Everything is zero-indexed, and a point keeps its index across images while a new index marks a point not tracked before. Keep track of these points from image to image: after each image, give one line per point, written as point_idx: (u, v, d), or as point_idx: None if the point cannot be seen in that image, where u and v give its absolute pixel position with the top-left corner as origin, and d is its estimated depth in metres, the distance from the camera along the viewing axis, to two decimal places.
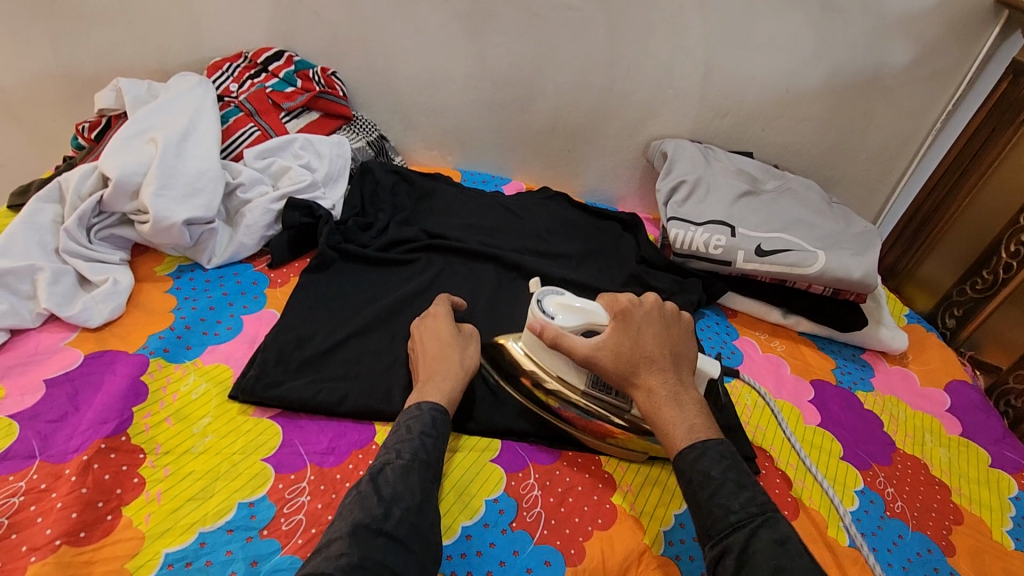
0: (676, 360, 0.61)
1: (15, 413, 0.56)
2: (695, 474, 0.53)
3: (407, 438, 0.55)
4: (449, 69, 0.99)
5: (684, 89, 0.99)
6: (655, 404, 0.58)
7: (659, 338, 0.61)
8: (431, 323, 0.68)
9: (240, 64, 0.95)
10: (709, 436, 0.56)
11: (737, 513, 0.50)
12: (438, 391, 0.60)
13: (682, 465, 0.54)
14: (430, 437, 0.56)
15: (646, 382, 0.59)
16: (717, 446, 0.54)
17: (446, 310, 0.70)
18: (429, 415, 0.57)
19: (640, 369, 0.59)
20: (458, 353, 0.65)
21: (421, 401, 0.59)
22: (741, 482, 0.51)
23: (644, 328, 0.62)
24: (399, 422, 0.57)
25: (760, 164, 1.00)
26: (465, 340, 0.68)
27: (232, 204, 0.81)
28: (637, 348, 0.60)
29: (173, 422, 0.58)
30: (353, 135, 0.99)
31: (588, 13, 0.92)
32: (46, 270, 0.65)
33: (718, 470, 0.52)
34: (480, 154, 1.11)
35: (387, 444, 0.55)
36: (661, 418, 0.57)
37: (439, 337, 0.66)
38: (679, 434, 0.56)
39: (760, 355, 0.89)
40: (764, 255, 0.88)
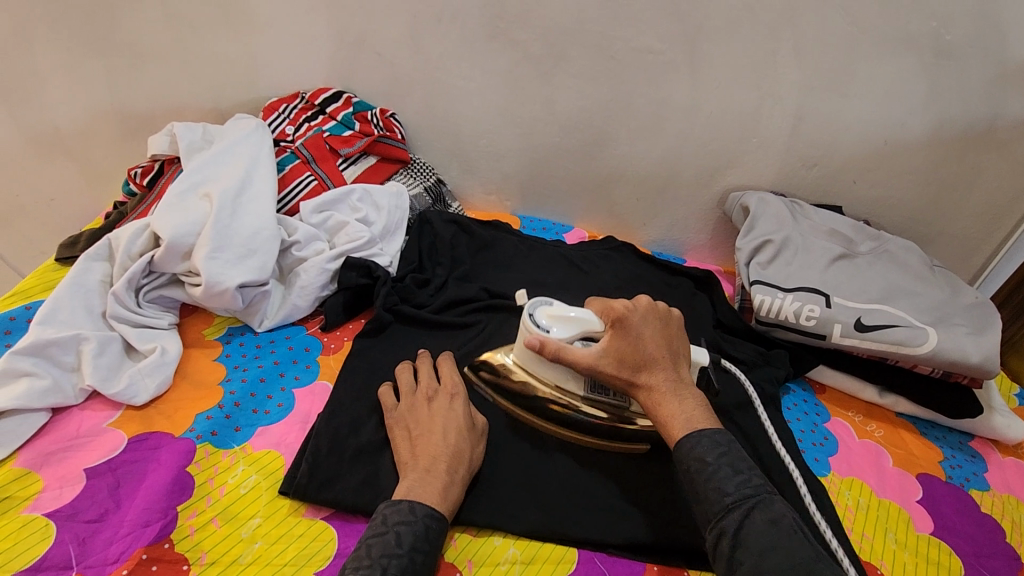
0: (674, 357, 0.60)
1: (53, 511, 0.51)
2: (692, 460, 0.53)
3: (394, 555, 0.47)
4: (513, 112, 0.93)
5: (769, 138, 0.90)
6: (655, 398, 0.58)
7: (657, 338, 0.60)
8: (446, 403, 0.61)
9: (296, 105, 0.91)
10: (707, 425, 0.56)
11: (731, 495, 0.50)
12: (439, 491, 0.53)
13: (680, 455, 0.54)
14: (421, 552, 0.48)
15: (646, 380, 0.59)
16: (712, 434, 0.54)
17: (462, 392, 0.62)
18: (422, 523, 0.50)
19: (642, 370, 0.59)
20: (468, 449, 0.57)
21: (415, 500, 0.51)
22: (736, 467, 0.52)
23: (643, 332, 0.60)
24: (386, 523, 0.49)
25: (853, 222, 0.91)
26: (475, 433, 0.60)
27: (287, 261, 0.76)
28: (636, 350, 0.59)
29: (219, 523, 0.52)
30: (410, 180, 0.94)
31: (670, 57, 0.84)
32: (92, 339, 0.61)
33: (713, 457, 0.52)
34: (539, 199, 1.04)
35: (369, 553, 0.47)
36: (661, 413, 0.57)
37: (456, 424, 0.58)
38: (679, 426, 0.56)
39: (856, 442, 0.79)
40: (865, 330, 0.79)
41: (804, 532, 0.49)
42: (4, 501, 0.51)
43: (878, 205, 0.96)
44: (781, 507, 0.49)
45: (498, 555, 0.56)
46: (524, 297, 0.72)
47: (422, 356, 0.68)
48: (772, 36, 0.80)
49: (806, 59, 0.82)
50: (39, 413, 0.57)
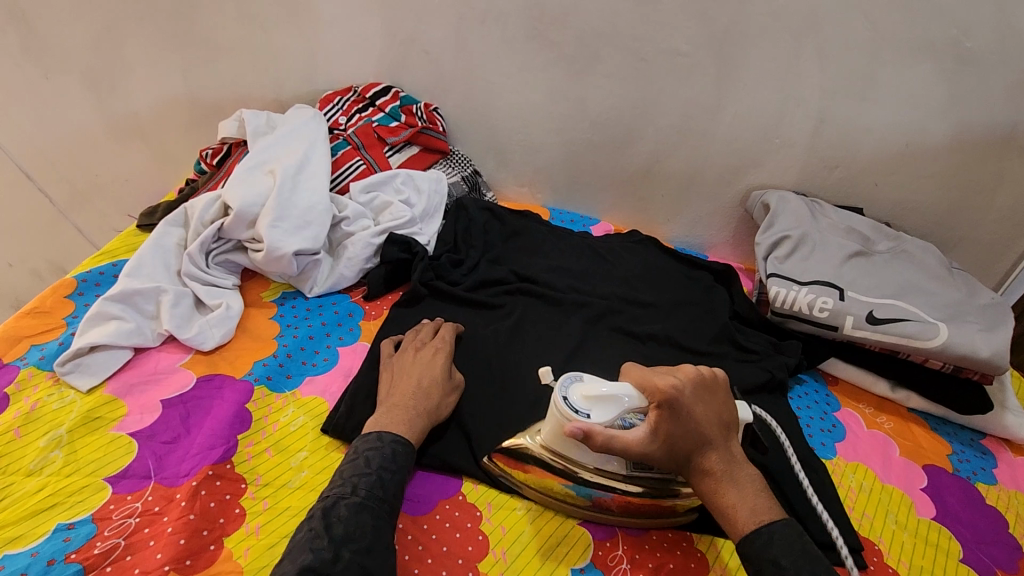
0: (726, 431, 0.55)
1: (135, 431, 0.59)
2: (765, 562, 0.49)
3: (363, 473, 0.53)
4: (548, 109, 0.99)
5: (792, 139, 0.94)
6: (713, 488, 0.54)
7: (709, 416, 0.55)
8: (430, 356, 0.67)
9: (349, 98, 1.00)
10: (774, 516, 0.52)
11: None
12: (403, 422, 0.60)
13: (749, 553, 0.50)
14: (388, 470, 0.54)
15: (701, 463, 0.54)
16: (783, 528, 0.51)
17: (447, 349, 0.69)
18: (389, 447, 0.56)
19: (694, 455, 0.54)
20: (438, 394, 0.64)
21: (384, 430, 0.58)
22: (814, 570, 0.48)
23: (693, 410, 0.54)
24: (357, 450, 0.56)
25: (871, 222, 0.93)
26: (449, 386, 0.66)
27: (336, 236, 0.84)
28: (688, 434, 0.54)
29: (272, 453, 0.60)
30: (449, 169, 1.01)
31: (697, 59, 0.89)
32: (169, 292, 0.69)
33: (788, 559, 0.48)
34: (569, 192, 1.10)
35: (342, 475, 0.54)
36: (720, 500, 0.53)
37: (432, 376, 0.65)
38: (742, 518, 0.52)
39: (864, 431, 0.82)
40: (876, 323, 0.82)
41: None
42: (96, 420, 0.59)
43: (899, 208, 0.98)
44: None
45: (515, 501, 0.62)
46: (558, 380, 0.61)
47: (424, 322, 0.75)
48: (795, 41, 0.84)
49: (829, 64, 0.85)
50: (124, 350, 0.65)
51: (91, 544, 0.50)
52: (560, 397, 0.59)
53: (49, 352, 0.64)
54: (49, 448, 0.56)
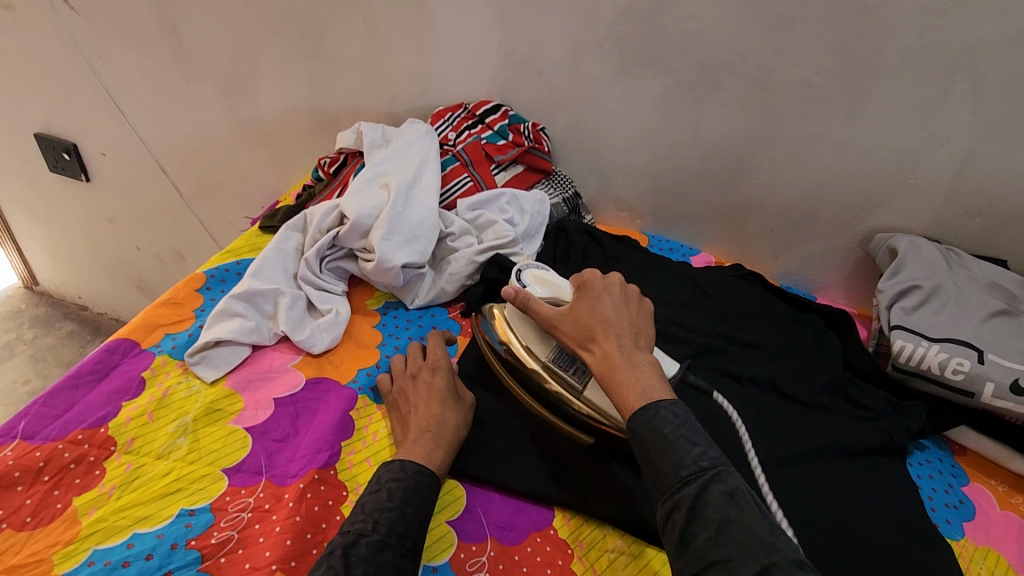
0: (634, 328, 0.62)
1: (250, 426, 0.62)
2: (648, 433, 0.52)
3: (385, 508, 0.51)
4: (658, 135, 0.97)
5: (929, 181, 0.86)
6: (609, 364, 0.58)
7: (617, 307, 0.63)
8: (429, 377, 0.66)
9: (460, 114, 1.02)
10: (663, 396, 0.55)
11: (688, 468, 0.49)
12: (425, 454, 0.58)
13: (637, 426, 0.53)
14: (411, 505, 0.53)
15: (602, 341, 0.61)
16: (670, 406, 0.53)
17: (445, 367, 0.67)
18: (412, 478, 0.54)
19: (596, 331, 0.62)
20: (451, 415, 0.63)
21: (405, 460, 0.57)
22: (692, 440, 0.50)
23: (602, 297, 0.64)
24: (379, 484, 0.54)
25: (1020, 278, 0.83)
26: (461, 402, 0.65)
27: (441, 251, 0.85)
28: (594, 312, 0.63)
29: (372, 462, 0.61)
30: (551, 189, 1.01)
31: (829, 91, 0.84)
32: (287, 294, 0.73)
33: (671, 428, 0.52)
34: (671, 220, 1.07)
35: (363, 510, 0.52)
36: (616, 379, 0.57)
37: (440, 397, 0.64)
38: (633, 396, 0.55)
39: (996, 512, 0.73)
40: (1022, 394, 0.73)
41: (759, 502, 0.48)
42: (217, 411, 0.63)
43: None
44: (741, 478, 0.48)
45: (607, 542, 0.59)
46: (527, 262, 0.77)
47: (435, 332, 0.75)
48: (945, 76, 0.77)
49: (983, 102, 0.78)
50: (244, 346, 0.69)
51: (208, 534, 0.52)
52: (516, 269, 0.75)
53: (181, 342, 0.69)
54: (176, 434, 0.60)
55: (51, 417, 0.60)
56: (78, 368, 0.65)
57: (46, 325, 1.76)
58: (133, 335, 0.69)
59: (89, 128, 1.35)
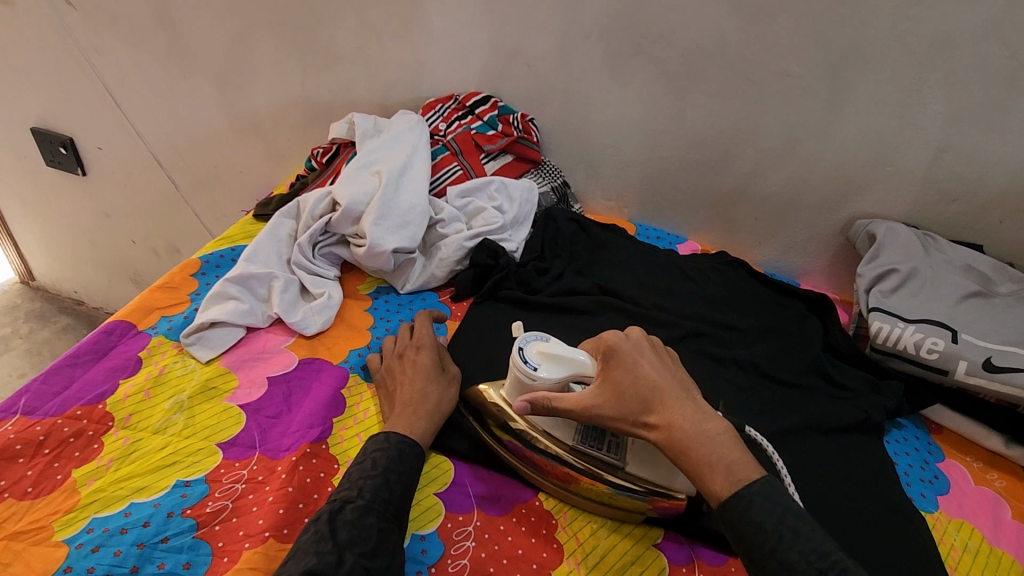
0: (681, 386, 0.57)
1: (244, 404, 0.64)
2: (745, 526, 0.48)
3: (370, 475, 0.54)
4: (644, 125, 0.99)
5: (906, 167, 0.89)
6: (677, 437, 0.53)
7: (657, 367, 0.58)
8: (415, 355, 0.68)
9: (450, 105, 1.04)
10: (750, 475, 0.51)
11: (802, 570, 0.45)
12: (409, 425, 0.60)
13: (731, 516, 0.48)
14: (395, 472, 0.55)
15: (662, 411, 0.54)
16: (762, 488, 0.49)
17: (430, 345, 0.69)
18: (395, 448, 0.57)
19: (651, 401, 0.55)
20: (435, 389, 0.65)
21: (390, 432, 0.59)
22: (789, 522, 0.48)
23: (638, 361, 0.58)
24: (365, 454, 0.56)
25: (994, 262, 0.86)
26: (446, 378, 0.67)
27: (431, 237, 0.87)
28: (637, 380, 0.56)
29: (362, 437, 0.63)
30: (540, 179, 1.03)
31: (808, 80, 0.86)
32: (280, 278, 0.75)
33: (771, 522, 0.47)
34: (658, 209, 1.09)
35: (349, 478, 0.54)
36: (694, 462, 0.52)
37: (425, 373, 0.66)
38: (722, 481, 0.50)
39: (970, 487, 0.75)
40: (994, 372, 0.75)
41: None
42: (212, 389, 0.65)
43: None
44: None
45: (590, 513, 0.62)
46: (524, 334, 0.65)
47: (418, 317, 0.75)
48: (920, 64, 0.80)
49: (956, 90, 0.80)
50: (238, 329, 0.71)
51: (203, 503, 0.54)
52: (517, 354, 0.62)
53: (177, 324, 0.71)
54: (172, 410, 0.62)
55: (50, 394, 0.62)
56: (76, 349, 0.67)
57: (42, 319, 1.77)
58: (130, 317, 0.71)
59: (85, 122, 1.36)
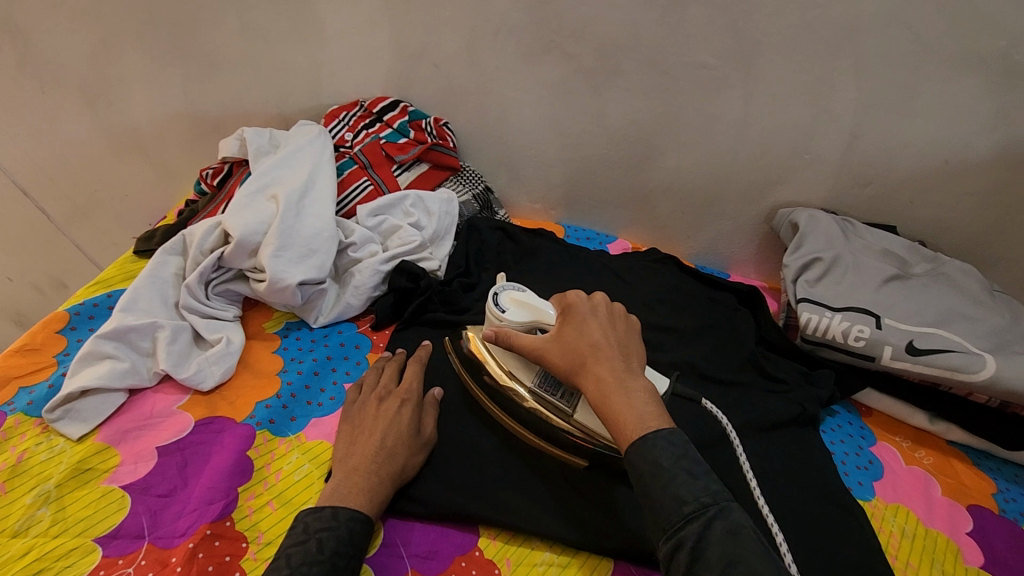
0: (625, 351, 0.56)
1: (128, 484, 0.55)
2: (649, 468, 0.46)
3: (315, 559, 0.47)
4: (565, 125, 0.95)
5: (822, 155, 0.89)
6: (603, 392, 0.52)
7: (605, 328, 0.57)
8: (395, 407, 0.62)
9: (356, 112, 0.96)
10: (659, 425, 0.49)
11: (689, 504, 0.44)
12: (364, 495, 0.53)
13: (634, 458, 0.47)
14: (343, 557, 0.49)
15: (593, 368, 0.54)
16: (669, 436, 0.48)
17: (413, 401, 0.63)
18: (344, 527, 0.50)
19: (587, 359, 0.55)
20: (403, 452, 0.59)
21: (339, 505, 0.52)
22: (694, 473, 0.45)
23: (589, 320, 0.57)
24: (306, 531, 0.50)
25: (908, 243, 0.89)
26: (420, 441, 0.61)
27: (343, 262, 0.79)
28: (581, 338, 0.56)
29: (275, 506, 0.56)
30: (459, 187, 0.97)
31: (724, 72, 0.84)
32: (166, 327, 0.65)
33: (670, 461, 0.46)
34: (585, 209, 1.06)
35: (289, 565, 0.47)
36: (611, 410, 0.51)
37: (398, 431, 0.59)
38: (630, 425, 0.49)
39: (903, 468, 0.77)
40: (917, 354, 0.77)
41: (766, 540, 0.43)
42: (87, 471, 0.56)
43: (934, 226, 0.93)
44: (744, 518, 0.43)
45: (535, 556, 0.57)
46: (503, 280, 0.67)
47: (386, 356, 0.70)
48: (830, 52, 0.79)
49: (865, 78, 0.80)
50: (118, 393, 0.62)
51: None
52: (492, 293, 0.66)
53: (39, 396, 0.61)
54: (36, 505, 0.53)
55: None
56: None
57: None
58: None
59: None
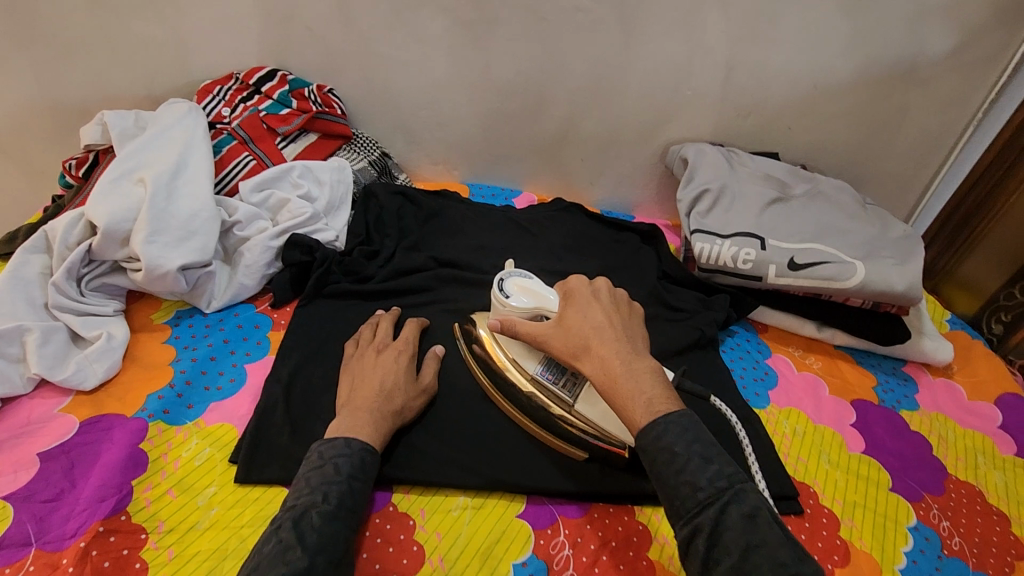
0: (628, 333, 0.55)
1: (9, 494, 0.52)
2: (659, 452, 0.47)
3: (334, 481, 0.51)
4: (453, 80, 0.94)
5: (703, 90, 0.92)
6: (609, 377, 0.51)
7: (610, 313, 0.56)
8: (392, 356, 0.65)
9: (231, 86, 0.91)
10: (669, 409, 0.49)
11: (705, 490, 0.45)
12: (370, 426, 0.57)
13: (645, 444, 0.48)
14: (357, 480, 0.53)
15: (596, 349, 0.53)
16: (679, 419, 0.48)
17: (409, 352, 0.67)
18: (357, 455, 0.54)
19: (592, 342, 0.53)
20: (400, 394, 0.62)
21: (350, 437, 0.56)
22: (707, 455, 0.47)
23: (591, 303, 0.57)
24: (322, 457, 0.53)
25: (787, 166, 0.94)
26: (417, 389, 0.64)
27: (230, 242, 0.76)
28: (585, 322, 0.55)
29: (175, 493, 0.55)
30: (353, 155, 0.94)
31: (599, 15, 0.85)
32: (35, 329, 0.62)
33: (683, 446, 0.47)
34: (487, 166, 1.05)
35: (308, 484, 0.51)
36: (619, 394, 0.50)
37: (395, 376, 0.63)
38: (639, 410, 0.49)
39: (795, 375, 0.83)
40: (797, 269, 0.83)
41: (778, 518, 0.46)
42: None
43: (811, 149, 0.98)
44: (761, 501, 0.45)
45: (449, 502, 0.60)
46: (509, 268, 0.66)
47: (379, 315, 0.73)
48: None
49: (731, 9, 0.83)
50: None
51: None
52: (498, 280, 0.64)
53: None
54: None
55: None
56: None
57: None
58: None
59: None
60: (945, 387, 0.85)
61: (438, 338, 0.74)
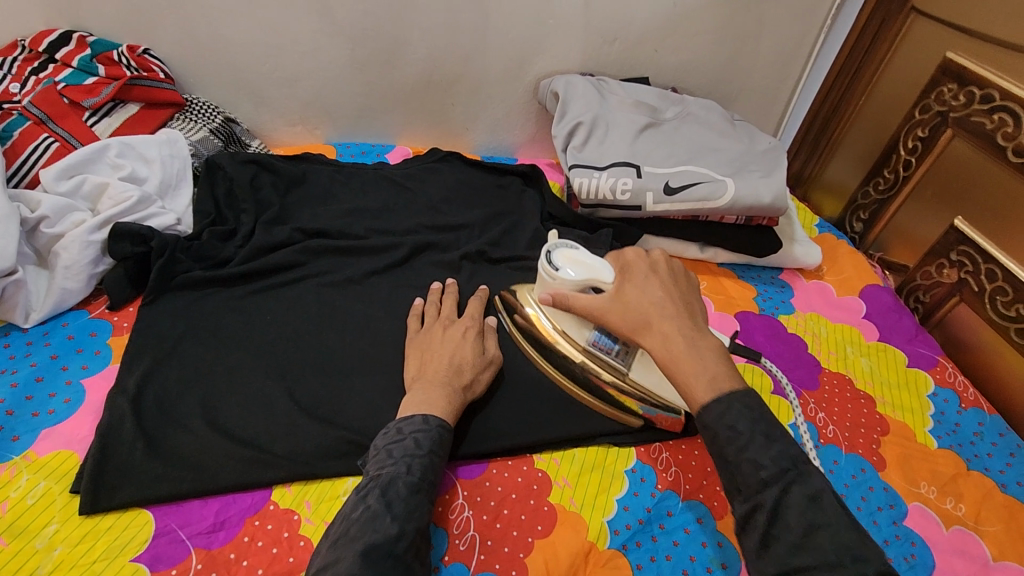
0: (690, 306, 0.53)
1: None
2: (722, 427, 0.45)
3: (417, 454, 0.50)
4: (292, 30, 0.83)
5: (566, 18, 0.88)
6: (671, 355, 0.49)
7: (670, 287, 0.54)
8: (460, 332, 0.63)
9: (17, 56, 0.76)
10: (732, 386, 0.47)
11: (767, 469, 0.43)
12: (443, 401, 0.55)
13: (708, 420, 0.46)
14: (438, 456, 0.51)
15: (659, 326, 0.50)
16: (742, 397, 0.46)
17: (477, 327, 0.64)
18: (436, 431, 0.52)
19: (652, 317, 0.51)
20: (471, 370, 0.59)
21: (427, 412, 0.54)
22: (770, 434, 0.44)
23: (651, 280, 0.54)
24: (401, 430, 0.52)
25: (656, 91, 0.93)
26: (485, 360, 0.62)
27: (40, 242, 0.65)
28: (644, 300, 0.53)
29: (5, 542, 0.47)
30: (189, 124, 0.83)
31: None
32: None
33: (745, 423, 0.45)
34: (352, 122, 0.96)
35: (390, 455, 0.50)
36: (679, 376, 0.48)
37: (462, 351, 0.61)
38: (700, 388, 0.47)
39: None
40: (673, 193, 0.83)
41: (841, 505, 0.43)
42: None
43: (679, 70, 0.98)
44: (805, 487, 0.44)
45: (338, 487, 0.55)
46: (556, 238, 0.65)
47: (438, 290, 0.70)
48: None
49: None
50: None
51: None
52: (545, 253, 0.62)
53: None
54: None
55: None
56: None
57: None
58: None
59: None
60: (816, 287, 0.91)
61: (311, 316, 0.68)
